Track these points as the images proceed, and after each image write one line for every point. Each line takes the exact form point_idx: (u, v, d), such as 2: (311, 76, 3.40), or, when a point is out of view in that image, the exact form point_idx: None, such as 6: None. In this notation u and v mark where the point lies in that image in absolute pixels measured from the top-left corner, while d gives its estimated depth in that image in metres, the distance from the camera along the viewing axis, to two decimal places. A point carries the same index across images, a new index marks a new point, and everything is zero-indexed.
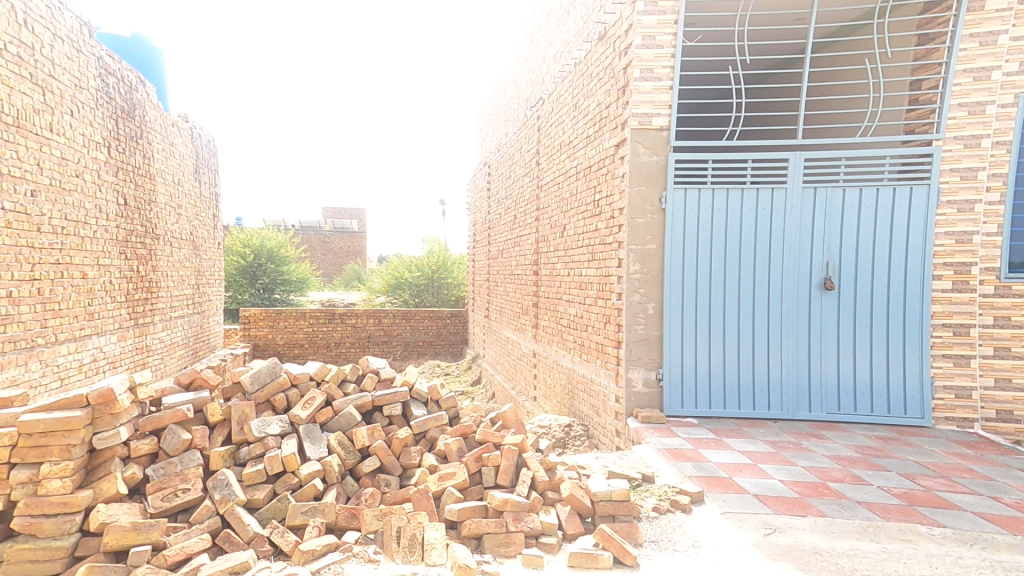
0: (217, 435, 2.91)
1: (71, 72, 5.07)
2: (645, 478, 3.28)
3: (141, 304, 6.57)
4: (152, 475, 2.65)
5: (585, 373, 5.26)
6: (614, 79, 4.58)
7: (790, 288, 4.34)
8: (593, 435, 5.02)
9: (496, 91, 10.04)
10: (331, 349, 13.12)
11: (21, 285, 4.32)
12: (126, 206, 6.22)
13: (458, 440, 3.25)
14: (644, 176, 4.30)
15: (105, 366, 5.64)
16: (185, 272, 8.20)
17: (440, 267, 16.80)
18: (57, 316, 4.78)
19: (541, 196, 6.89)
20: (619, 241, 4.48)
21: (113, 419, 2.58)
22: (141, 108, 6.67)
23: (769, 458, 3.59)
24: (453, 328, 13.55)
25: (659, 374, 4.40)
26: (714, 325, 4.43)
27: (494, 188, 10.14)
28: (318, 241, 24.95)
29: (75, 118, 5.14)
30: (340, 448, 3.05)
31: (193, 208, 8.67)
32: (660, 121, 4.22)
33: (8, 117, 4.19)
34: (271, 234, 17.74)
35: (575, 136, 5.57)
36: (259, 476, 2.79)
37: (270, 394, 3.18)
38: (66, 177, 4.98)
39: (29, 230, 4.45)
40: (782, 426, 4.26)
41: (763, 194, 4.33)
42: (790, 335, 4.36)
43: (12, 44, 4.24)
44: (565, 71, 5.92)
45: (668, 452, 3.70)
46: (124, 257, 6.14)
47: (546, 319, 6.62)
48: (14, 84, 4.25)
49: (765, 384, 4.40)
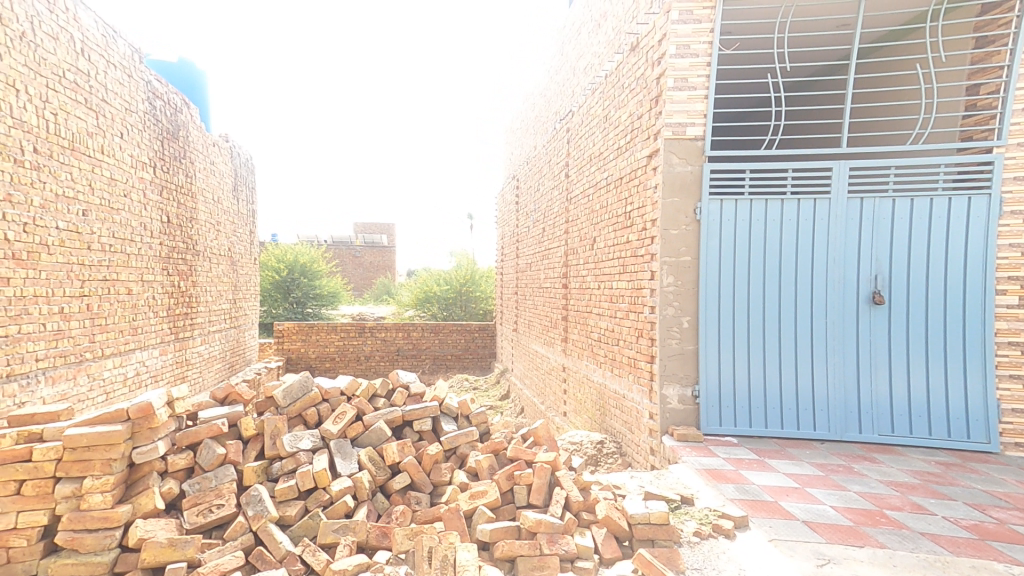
0: (251, 449, 2.93)
1: (122, 97, 5.32)
2: (683, 501, 3.13)
3: (181, 319, 6.77)
4: (188, 490, 2.67)
5: (617, 388, 5.13)
6: (646, 89, 4.51)
7: (836, 301, 4.15)
8: (626, 453, 4.87)
9: (525, 105, 10.09)
10: (362, 363, 13.26)
11: (71, 301, 4.49)
12: (169, 223, 6.45)
13: (489, 457, 3.18)
14: (677, 186, 4.20)
15: (147, 380, 5.81)
16: (222, 287, 8.44)
17: (468, 281, 16.86)
18: (104, 331, 4.96)
19: (571, 208, 6.84)
20: (651, 253, 4.37)
21: (151, 433, 2.62)
22: (185, 129, 6.94)
23: (818, 481, 3.39)
24: (481, 341, 13.54)
25: (696, 390, 4.24)
26: (754, 340, 4.26)
27: (523, 201, 10.14)
28: (349, 256, 25.46)
29: (124, 140, 5.37)
30: (370, 464, 3.03)
31: (231, 225, 8.95)
32: (694, 130, 4.13)
33: (64, 140, 4.40)
34: (305, 249, 18.19)
35: (605, 147, 5.51)
36: (291, 492, 2.78)
37: (302, 408, 3.20)
38: (115, 197, 5.20)
39: (80, 248, 4.64)
40: (829, 447, 4.04)
41: (805, 204, 4.18)
42: (837, 351, 4.15)
43: (70, 72, 4.48)
44: (596, 83, 5.89)
45: (707, 473, 3.54)
46: (166, 272, 6.35)
47: (576, 332, 6.52)
48: (71, 109, 4.48)
49: (810, 402, 4.19)
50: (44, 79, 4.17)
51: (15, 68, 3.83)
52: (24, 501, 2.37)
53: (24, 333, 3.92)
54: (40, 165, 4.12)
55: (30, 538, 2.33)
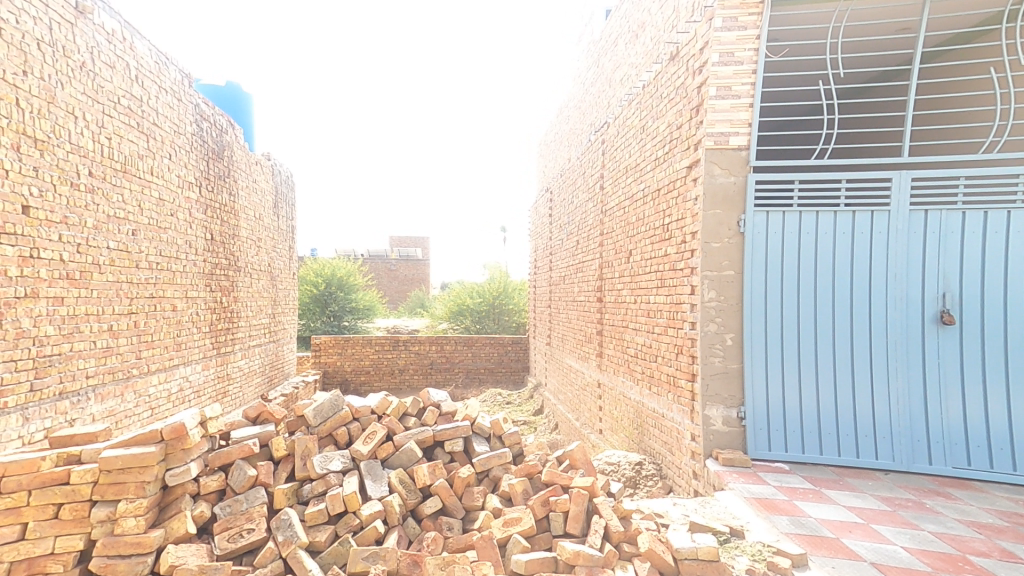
0: (282, 470, 2.90)
1: (171, 120, 5.53)
2: (733, 533, 2.92)
3: (223, 334, 6.93)
4: (219, 514, 2.65)
5: (655, 407, 4.92)
6: (687, 98, 4.35)
7: (899, 320, 3.86)
8: (666, 476, 4.63)
9: (558, 118, 10.04)
10: (396, 376, 13.34)
11: (120, 319, 4.64)
12: (213, 241, 6.64)
13: (523, 481, 3.05)
14: (719, 197, 4.00)
15: (190, 394, 5.95)
16: (262, 302, 8.65)
17: (501, 294, 16.83)
18: (149, 347, 5.10)
19: (606, 221, 6.69)
20: (691, 267, 4.17)
21: (184, 454, 2.64)
22: (229, 149, 7.18)
23: (884, 517, 3.11)
24: (514, 355, 13.43)
25: (741, 412, 3.99)
26: (806, 360, 4.00)
27: (556, 213, 10.03)
28: (385, 269, 25.90)
29: (172, 161, 5.57)
30: (401, 487, 2.94)
31: (272, 241, 9.20)
32: (738, 140, 3.95)
33: (117, 163, 4.58)
34: (342, 263, 18.58)
35: (642, 159, 5.37)
36: (321, 516, 2.72)
37: (332, 428, 3.16)
38: (162, 216, 5.38)
39: (129, 266, 4.80)
40: (895, 478, 3.72)
41: (861, 216, 3.93)
42: (901, 374, 3.85)
43: (125, 98, 4.68)
44: (632, 94, 5.77)
45: (757, 502, 3.30)
46: (209, 289, 6.53)
47: (612, 348, 6.33)
48: (124, 133, 4.67)
49: (872, 429, 3.88)
50: (101, 105, 4.36)
51: (74, 96, 4.02)
52: (62, 525, 2.39)
53: (76, 351, 4.05)
54: (94, 187, 4.29)
55: (67, 564, 2.35)
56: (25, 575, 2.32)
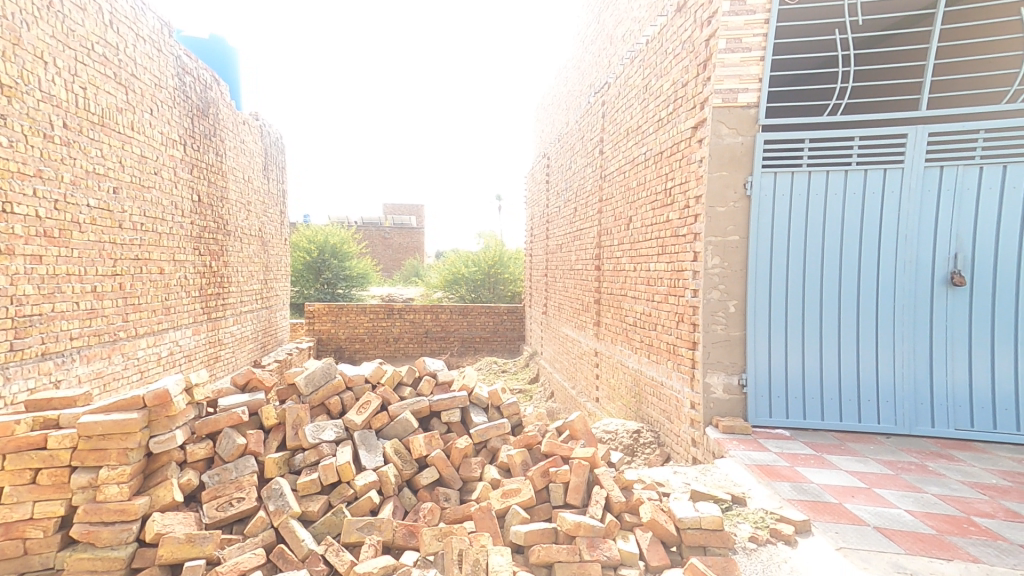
0: (272, 440, 2.80)
1: (151, 72, 5.22)
2: (735, 500, 2.87)
3: (213, 299, 6.76)
4: (207, 482, 2.56)
5: (654, 375, 4.85)
6: (693, 53, 4.12)
7: (908, 284, 3.75)
8: (664, 444, 4.60)
9: (557, 80, 9.67)
10: (391, 344, 13.27)
11: (104, 280, 4.46)
12: (200, 203, 6.40)
13: (522, 452, 2.97)
14: (726, 159, 3.82)
15: (181, 359, 5.82)
16: (253, 267, 8.44)
17: (497, 263, 16.66)
18: (137, 310, 4.94)
19: (605, 186, 6.48)
20: (695, 232, 4.02)
21: (169, 421, 2.52)
22: (215, 107, 6.85)
23: (887, 481, 3.07)
24: (510, 324, 13.36)
25: (743, 379, 3.92)
26: (810, 325, 3.92)
27: (553, 180, 9.78)
28: (378, 237, 25.55)
29: (154, 117, 5.28)
30: (396, 457, 2.86)
31: (262, 205, 8.92)
32: (747, 97, 3.75)
33: (94, 115, 4.32)
34: (335, 230, 18.27)
35: (644, 120, 5.14)
36: (314, 486, 2.64)
37: (325, 397, 3.05)
38: (145, 174, 5.13)
39: (112, 226, 4.59)
40: (896, 443, 3.68)
41: (874, 175, 3.77)
42: (907, 338, 3.77)
43: (99, 44, 4.37)
44: (635, 51, 5.48)
45: (758, 469, 3.25)
46: (197, 252, 6.32)
47: (610, 316, 6.23)
48: (100, 84, 4.39)
49: (874, 394, 3.83)
50: (73, 52, 4.06)
51: (42, 39, 3.73)
52: (40, 491, 2.28)
53: (58, 312, 3.89)
54: (70, 140, 4.04)
55: (47, 530, 2.25)
56: (2, 540, 2.23)
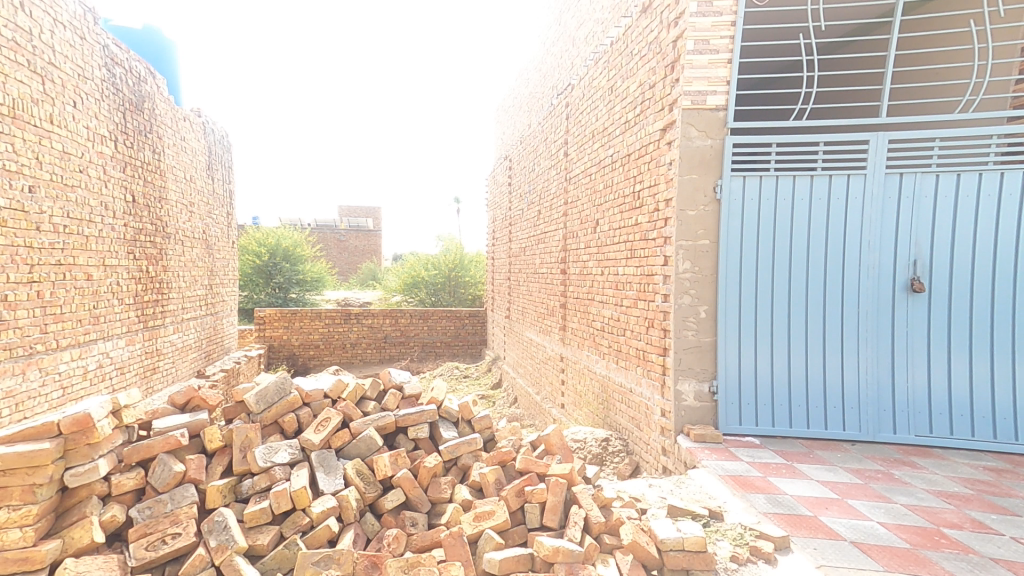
0: (216, 465, 2.49)
1: (73, 60, 4.72)
2: (712, 515, 2.77)
3: (150, 306, 6.21)
4: (136, 518, 2.22)
5: (622, 382, 4.76)
6: (660, 55, 4.06)
7: (871, 290, 3.80)
8: (633, 452, 4.51)
9: (518, 83, 9.56)
10: (347, 350, 12.75)
11: (18, 288, 3.96)
12: (135, 203, 5.87)
13: (496, 470, 2.78)
14: (696, 163, 3.77)
15: (112, 372, 5.29)
16: (197, 271, 7.85)
17: (457, 266, 16.39)
18: (58, 320, 4.42)
19: (570, 189, 6.39)
20: (664, 236, 3.96)
21: (90, 450, 2.16)
22: (151, 100, 6.32)
23: (857, 491, 3.05)
24: (472, 329, 13.12)
25: (713, 385, 3.87)
26: (778, 331, 3.92)
27: (516, 182, 9.64)
28: (334, 240, 24.71)
29: (78, 110, 4.78)
30: (358, 480, 2.60)
31: (206, 206, 8.34)
32: (715, 99, 3.70)
33: (2, 107, 3.82)
34: (287, 232, 17.50)
35: (610, 122, 5.07)
36: (263, 516, 2.35)
37: (278, 414, 2.76)
38: (69, 172, 4.62)
39: (27, 229, 4.08)
40: (862, 450, 3.71)
41: (838, 180, 3.80)
42: (870, 344, 3.82)
43: (7, 28, 3.88)
44: (599, 52, 5.41)
45: (732, 480, 3.19)
46: (132, 256, 5.79)
47: (576, 321, 6.14)
48: (9, 71, 3.89)
49: (840, 399, 3.85)
50: None
51: None
52: None
53: None
54: None
55: None
56: None
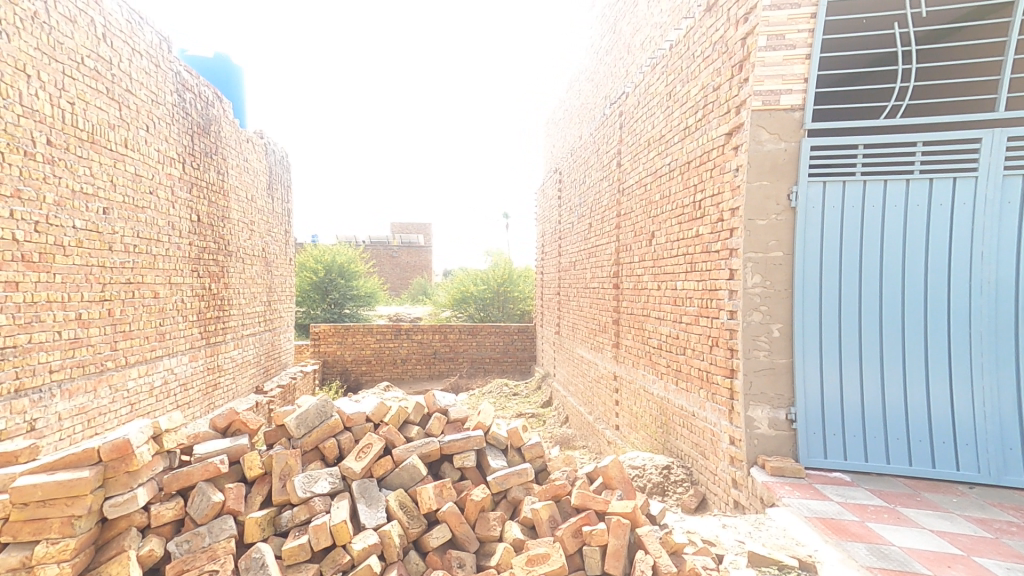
0: (256, 494, 2.38)
1: (148, 87, 4.95)
2: (803, 568, 2.39)
3: (212, 323, 6.41)
4: (174, 552, 2.14)
5: (683, 405, 4.39)
6: (726, 54, 3.75)
7: (986, 309, 3.30)
8: (698, 482, 4.11)
9: (568, 94, 9.42)
10: (398, 366, 12.83)
11: (91, 307, 4.11)
12: (200, 223, 6.10)
13: (549, 506, 2.54)
14: (767, 167, 3.43)
15: (176, 389, 5.44)
16: (256, 289, 8.10)
17: (507, 280, 16.30)
18: (127, 337, 4.58)
19: (623, 200, 6.11)
20: (731, 248, 3.60)
21: (129, 479, 2.12)
22: (217, 124, 6.59)
23: (985, 547, 2.58)
24: (521, 344, 12.93)
25: (791, 413, 3.45)
26: (869, 353, 3.47)
27: (566, 195, 9.45)
28: (386, 256, 25.33)
29: (150, 134, 5.00)
30: (401, 514, 2.43)
31: (266, 225, 8.64)
32: (790, 98, 3.37)
33: (82, 132, 4.02)
34: (342, 249, 18.05)
35: (668, 129, 4.79)
36: (302, 552, 2.21)
37: (319, 440, 2.64)
38: (140, 193, 4.82)
39: (100, 248, 4.25)
40: (982, 494, 3.18)
41: (940, 184, 3.34)
42: (987, 370, 3.30)
43: (90, 58, 4.10)
44: (657, 57, 5.15)
45: (822, 523, 2.78)
46: (196, 274, 5.99)
47: (630, 338, 5.80)
48: (90, 98, 4.10)
49: (951, 433, 3.34)
50: (60, 65, 3.78)
51: (24, 50, 3.44)
52: None
53: (36, 342, 3.55)
54: (54, 158, 3.73)
55: None
56: None
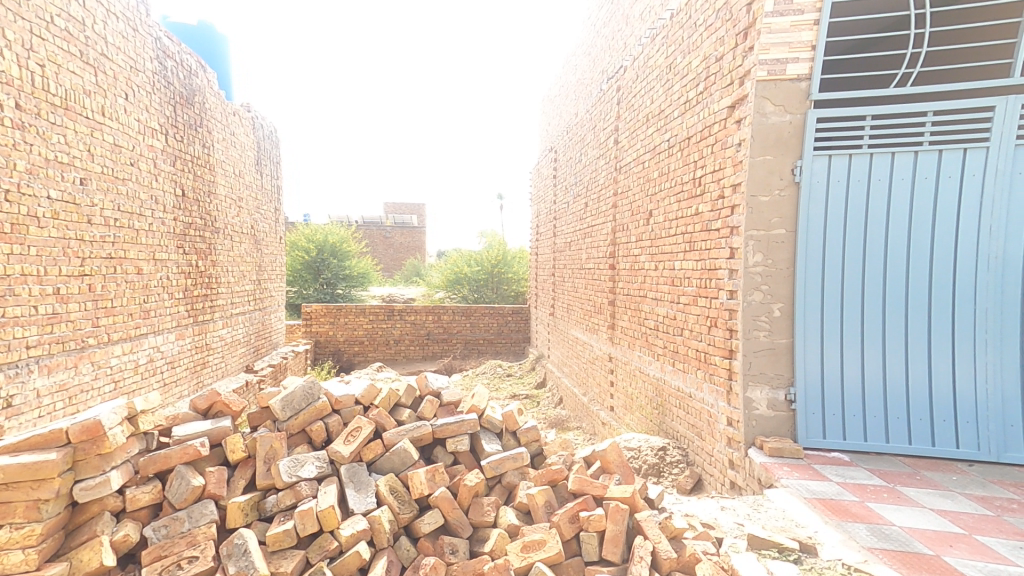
0: (239, 479, 2.28)
1: (126, 52, 4.71)
2: (804, 550, 2.33)
3: (200, 301, 6.25)
4: (151, 537, 2.04)
5: (679, 386, 4.32)
6: (731, 22, 3.59)
7: (992, 285, 3.21)
8: (693, 463, 4.06)
9: (565, 70, 9.18)
10: (391, 347, 12.74)
11: (69, 281, 3.94)
12: (185, 197, 5.90)
13: (545, 491, 2.45)
14: (771, 141, 3.29)
15: (163, 367, 5.31)
16: (245, 267, 7.92)
17: (501, 262, 16.16)
18: (110, 314, 4.42)
19: (620, 178, 5.96)
20: (731, 225, 3.48)
21: (101, 462, 2.02)
22: (201, 95, 6.33)
23: (989, 526, 2.53)
24: (515, 326, 12.85)
25: (791, 393, 3.39)
26: (871, 330, 3.39)
27: (561, 174, 9.26)
28: (379, 237, 25.04)
29: (130, 102, 4.78)
30: (391, 499, 2.34)
31: (254, 202, 8.41)
32: (797, 68, 3.21)
33: (54, 97, 3.80)
34: (334, 229, 17.79)
35: (668, 103, 4.62)
36: (287, 539, 2.11)
37: (306, 423, 2.52)
38: (119, 165, 4.61)
39: (78, 221, 4.06)
40: (983, 472, 3.14)
41: (950, 156, 3.23)
42: (991, 347, 3.23)
43: (60, 17, 3.86)
44: (656, 29, 4.96)
45: (821, 504, 2.73)
46: (182, 251, 5.81)
47: (626, 318, 5.71)
48: (62, 61, 3.87)
49: (952, 411, 3.29)
50: (27, 23, 3.55)
51: None
52: None
53: (11, 317, 3.39)
54: (25, 124, 3.53)
55: None
56: None
